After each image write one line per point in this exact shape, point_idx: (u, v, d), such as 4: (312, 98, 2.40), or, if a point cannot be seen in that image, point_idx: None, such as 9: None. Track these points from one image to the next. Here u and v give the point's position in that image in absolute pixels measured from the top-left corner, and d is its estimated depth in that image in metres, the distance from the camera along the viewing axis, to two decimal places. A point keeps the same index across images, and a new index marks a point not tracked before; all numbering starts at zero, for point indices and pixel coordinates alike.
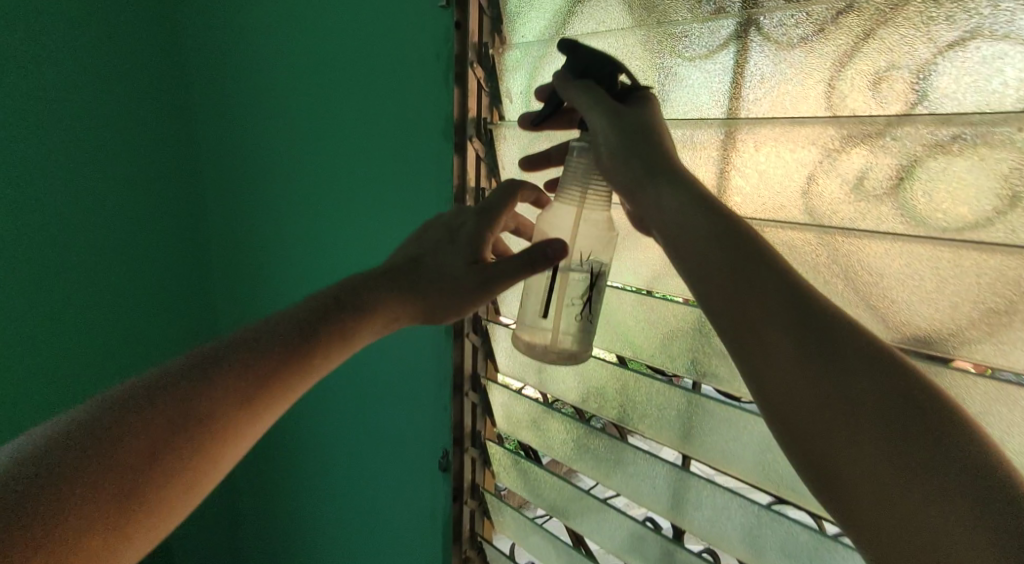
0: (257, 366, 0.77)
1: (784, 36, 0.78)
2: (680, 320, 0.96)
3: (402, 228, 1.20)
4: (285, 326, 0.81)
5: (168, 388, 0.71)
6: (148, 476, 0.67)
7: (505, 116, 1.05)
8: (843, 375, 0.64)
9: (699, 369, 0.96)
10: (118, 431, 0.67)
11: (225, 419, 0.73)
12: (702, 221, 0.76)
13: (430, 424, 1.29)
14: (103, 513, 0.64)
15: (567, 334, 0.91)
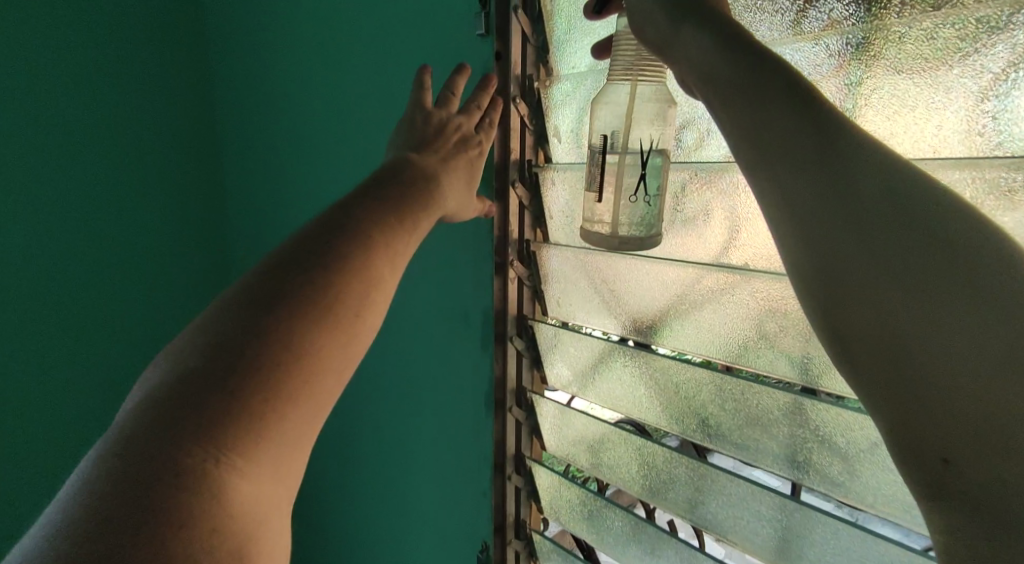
0: (344, 249, 0.58)
1: (909, 61, 0.64)
2: (778, 408, 0.80)
3: (432, 284, 1.05)
4: (359, 211, 0.62)
5: (246, 315, 0.52)
6: (271, 405, 0.50)
7: (553, 156, 0.90)
8: (906, 252, 0.50)
9: (802, 465, 0.80)
10: (220, 371, 0.49)
11: (331, 318, 0.55)
12: (740, 66, 0.58)
13: (466, 510, 1.11)
14: (242, 455, 0.48)
15: (629, 225, 0.77)
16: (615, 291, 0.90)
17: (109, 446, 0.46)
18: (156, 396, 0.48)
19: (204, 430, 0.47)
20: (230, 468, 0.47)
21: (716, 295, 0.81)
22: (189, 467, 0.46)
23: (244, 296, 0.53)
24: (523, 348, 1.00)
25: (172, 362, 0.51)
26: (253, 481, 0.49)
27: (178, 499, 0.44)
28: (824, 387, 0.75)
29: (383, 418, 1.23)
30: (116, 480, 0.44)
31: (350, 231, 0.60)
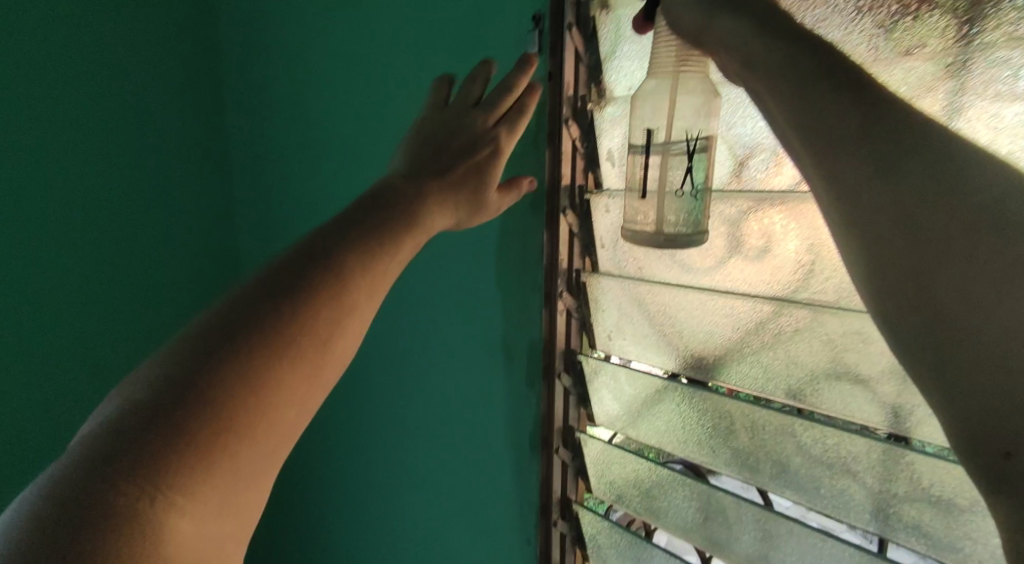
0: (309, 280, 0.53)
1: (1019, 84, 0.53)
2: (856, 452, 0.69)
3: (472, 315, 0.99)
4: (332, 238, 0.57)
5: (205, 345, 0.48)
6: (223, 440, 0.46)
7: (603, 181, 0.85)
8: (956, 232, 0.49)
9: (890, 519, 0.69)
10: (173, 401, 0.45)
11: (290, 353, 0.50)
12: (782, 50, 0.56)
13: (507, 557, 1.04)
14: (184, 494, 0.44)
15: (677, 223, 0.70)
16: (667, 323, 0.82)
17: (45, 477, 0.42)
18: (105, 424, 0.44)
19: (147, 463, 0.43)
20: (168, 508, 0.43)
21: (790, 332, 0.72)
22: (119, 506, 0.41)
23: (207, 324, 0.49)
24: (570, 385, 0.92)
25: (122, 392, 0.47)
26: (195, 521, 0.44)
27: (105, 541, 0.39)
28: (913, 435, 0.65)
29: (413, 457, 1.15)
30: (41, 514, 0.40)
31: (321, 263, 0.54)
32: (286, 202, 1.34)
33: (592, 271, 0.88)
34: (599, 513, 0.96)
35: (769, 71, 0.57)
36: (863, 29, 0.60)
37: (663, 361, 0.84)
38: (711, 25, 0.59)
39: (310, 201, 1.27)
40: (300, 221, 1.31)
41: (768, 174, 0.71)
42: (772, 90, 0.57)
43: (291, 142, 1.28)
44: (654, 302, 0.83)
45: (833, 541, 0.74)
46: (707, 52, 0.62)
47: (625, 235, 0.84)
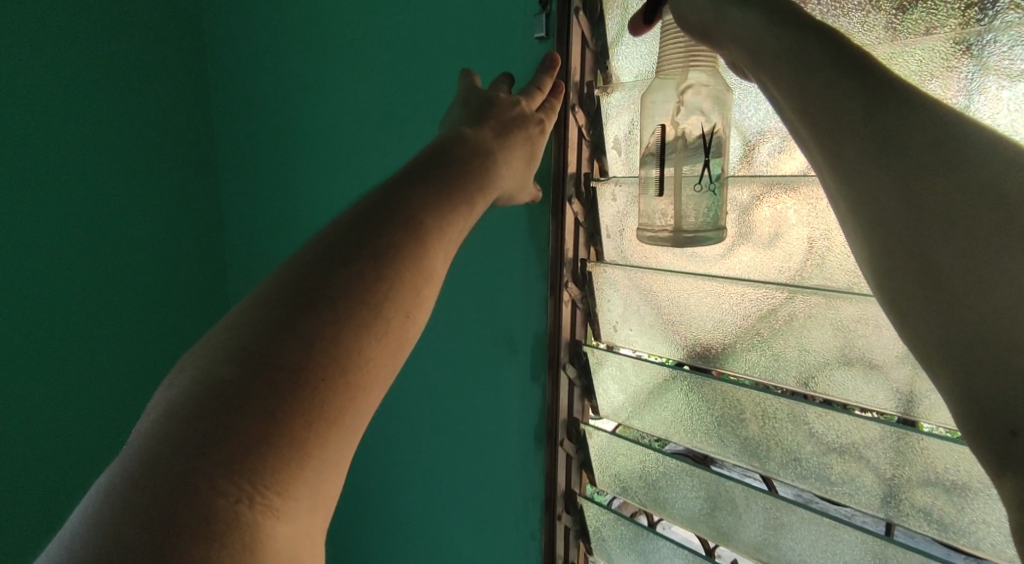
0: (396, 233, 0.43)
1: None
2: (865, 437, 0.69)
3: (474, 308, 0.98)
4: (416, 183, 0.47)
5: (285, 311, 0.39)
6: (319, 430, 0.38)
7: (608, 170, 0.84)
8: (964, 210, 0.45)
9: (899, 504, 0.68)
10: (261, 382, 0.37)
11: (385, 321, 0.41)
12: (791, 30, 0.53)
13: (510, 552, 1.03)
14: (283, 493, 0.36)
15: (696, 220, 0.68)
16: (672, 310, 0.81)
17: (123, 468, 0.35)
18: (182, 406, 0.36)
19: (241, 459, 0.35)
20: (267, 512, 0.36)
21: (799, 319, 0.71)
22: (221, 511, 0.34)
23: (286, 285, 0.40)
24: (575, 376, 0.91)
25: (194, 367, 0.38)
26: (295, 523, 0.38)
27: (203, 551, 0.33)
28: (923, 418, 0.65)
29: (414, 454, 1.14)
30: (129, 519, 0.33)
31: (409, 214, 0.44)
32: (276, 198, 1.30)
33: (597, 260, 0.87)
34: (605, 507, 0.95)
35: (775, 54, 0.54)
36: (882, 10, 0.59)
37: (668, 350, 0.83)
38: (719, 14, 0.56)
39: (301, 195, 1.23)
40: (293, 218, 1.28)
41: (779, 159, 0.70)
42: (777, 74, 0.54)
43: (280, 133, 1.25)
44: (657, 292, 0.82)
45: (843, 527, 0.73)
46: (717, 47, 0.59)
47: (631, 224, 0.83)
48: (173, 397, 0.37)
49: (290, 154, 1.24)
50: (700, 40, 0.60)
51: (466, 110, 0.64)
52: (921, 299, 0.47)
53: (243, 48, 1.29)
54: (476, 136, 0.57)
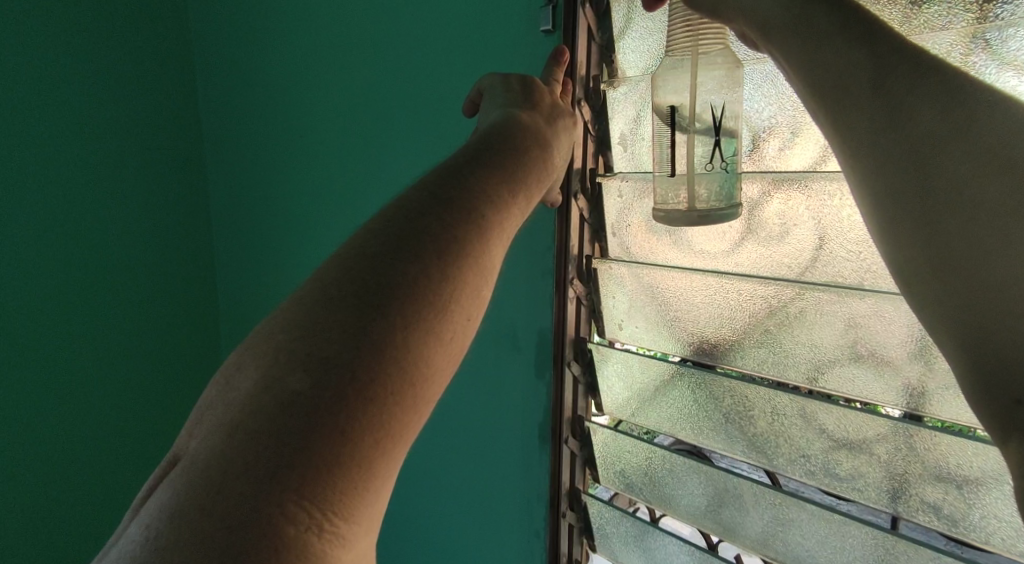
0: (461, 229, 0.41)
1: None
2: (875, 434, 0.69)
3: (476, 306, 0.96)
4: (475, 176, 0.45)
5: (352, 313, 0.37)
6: (384, 447, 0.36)
7: (613, 165, 0.83)
8: (967, 184, 0.43)
9: (906, 498, 0.68)
10: (331, 392, 0.35)
11: (448, 326, 0.39)
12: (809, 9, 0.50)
13: (514, 550, 1.02)
14: (348, 515, 0.35)
15: (709, 198, 0.66)
16: (677, 306, 0.81)
17: (191, 482, 0.34)
18: (249, 416, 0.35)
19: (310, 479, 0.34)
20: (333, 537, 0.34)
21: (809, 315, 0.71)
22: (291, 538, 0.33)
23: (348, 284, 0.38)
24: (579, 373, 0.90)
25: (253, 375, 0.36)
26: (357, 544, 0.36)
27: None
28: (931, 414, 0.65)
29: (417, 453, 1.13)
30: (199, 543, 0.32)
31: (472, 211, 0.42)
32: (259, 197, 1.24)
33: (601, 256, 0.86)
34: (607, 503, 0.94)
35: (784, 26, 0.51)
36: (897, 3, 0.59)
37: (672, 347, 0.83)
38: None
39: (287, 192, 1.18)
40: (278, 218, 1.22)
41: (788, 154, 0.69)
42: (785, 49, 0.52)
43: (266, 126, 1.19)
44: (661, 287, 0.81)
45: (853, 523, 0.72)
46: (728, 22, 0.56)
47: (635, 219, 0.82)
48: (239, 405, 0.35)
49: (278, 148, 1.18)
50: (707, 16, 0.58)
51: (510, 94, 0.60)
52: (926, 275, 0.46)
53: (222, 39, 1.22)
54: (529, 122, 0.54)
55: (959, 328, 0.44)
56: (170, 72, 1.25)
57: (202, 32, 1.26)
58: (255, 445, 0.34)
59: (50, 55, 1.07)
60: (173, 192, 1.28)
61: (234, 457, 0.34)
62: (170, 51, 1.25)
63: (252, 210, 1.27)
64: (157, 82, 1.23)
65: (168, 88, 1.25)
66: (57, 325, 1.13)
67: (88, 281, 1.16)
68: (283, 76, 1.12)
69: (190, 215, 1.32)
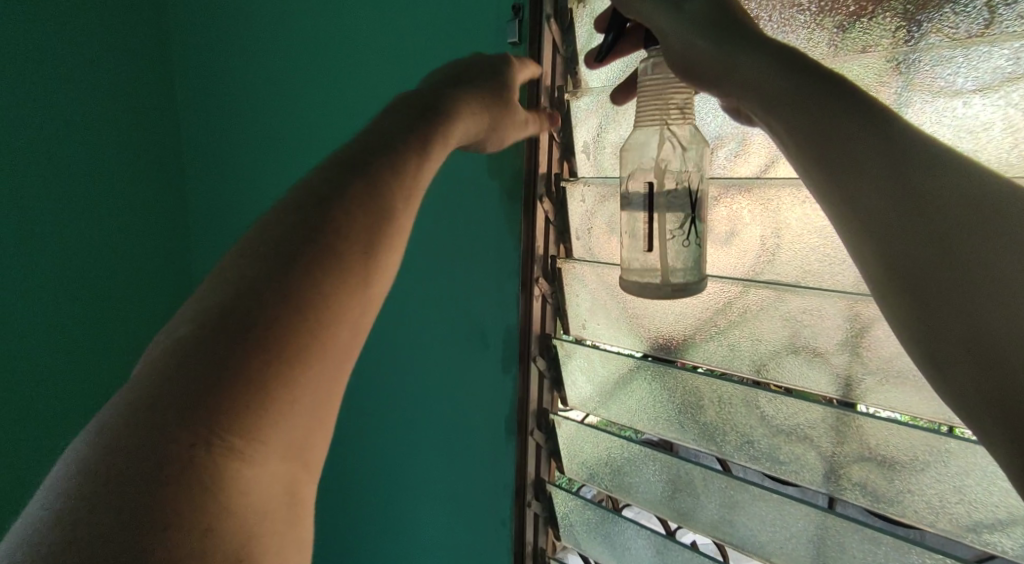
0: (365, 192, 0.46)
1: (960, 84, 0.60)
2: (809, 419, 0.75)
3: (449, 303, 1.01)
4: (389, 146, 0.50)
5: (263, 268, 0.42)
6: (288, 382, 0.41)
7: (578, 171, 0.89)
8: (971, 244, 0.50)
9: (840, 480, 0.74)
10: (234, 331, 0.40)
11: (351, 275, 0.44)
12: (808, 82, 0.57)
13: (482, 542, 1.06)
14: (252, 439, 0.40)
15: (686, 273, 0.71)
16: (635, 303, 0.86)
17: (116, 417, 0.39)
18: (164, 359, 0.40)
19: (218, 408, 0.39)
20: (241, 459, 0.40)
21: (753, 312, 0.76)
22: (199, 458, 0.38)
23: (260, 243, 0.44)
24: (545, 368, 0.95)
25: (180, 322, 0.42)
26: (271, 467, 0.42)
27: (177, 490, 0.38)
28: (860, 401, 0.71)
29: (391, 446, 1.17)
30: (121, 456, 0.38)
31: (368, 171, 0.47)
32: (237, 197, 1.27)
33: (567, 257, 0.91)
34: (572, 493, 0.99)
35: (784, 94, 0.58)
36: (825, 29, 0.65)
37: (631, 342, 0.88)
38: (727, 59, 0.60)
39: None
40: None
41: (736, 163, 0.75)
42: (787, 118, 0.59)
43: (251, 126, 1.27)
44: (621, 287, 0.86)
45: (790, 503, 0.78)
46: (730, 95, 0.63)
47: (598, 223, 0.88)
48: (166, 345, 0.41)
49: (266, 151, 1.26)
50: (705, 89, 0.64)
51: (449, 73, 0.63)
52: (925, 321, 0.52)
53: (213, 50, 1.32)
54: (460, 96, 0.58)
55: (965, 370, 0.50)
56: (156, 81, 1.39)
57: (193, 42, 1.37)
58: (171, 377, 0.40)
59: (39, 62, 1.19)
60: (151, 190, 1.41)
61: (156, 386, 0.40)
62: (155, 62, 1.38)
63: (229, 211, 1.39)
64: (144, 90, 1.37)
65: (150, 94, 1.38)
66: (30, 309, 1.23)
67: (65, 269, 1.28)
68: (268, 84, 1.22)
69: (167, 212, 1.44)
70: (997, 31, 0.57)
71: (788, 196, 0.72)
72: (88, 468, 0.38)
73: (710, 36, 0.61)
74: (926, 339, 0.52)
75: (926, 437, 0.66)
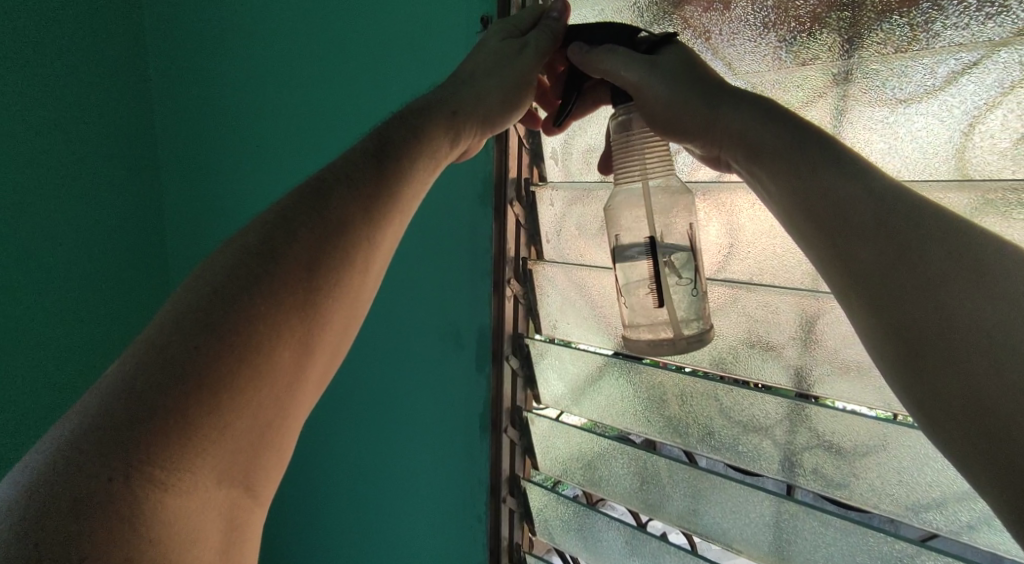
0: (322, 242, 0.53)
1: (890, 94, 0.64)
2: (765, 411, 0.79)
3: (424, 304, 1.04)
4: (343, 194, 0.56)
5: (215, 304, 0.47)
6: (229, 409, 0.46)
7: (547, 175, 0.92)
8: (947, 282, 0.47)
9: (795, 468, 0.78)
10: (176, 370, 0.44)
11: (295, 316, 0.50)
12: (779, 134, 0.59)
13: (458, 537, 1.08)
14: (181, 476, 0.44)
15: (690, 320, 0.69)
16: (602, 302, 0.89)
17: (55, 448, 0.42)
18: (102, 395, 0.44)
19: (164, 430, 0.43)
20: (179, 478, 0.43)
21: (712, 309, 0.80)
22: (141, 475, 0.42)
23: (208, 286, 0.48)
24: (518, 366, 0.98)
25: (137, 346, 0.46)
26: (207, 487, 0.45)
27: (107, 523, 0.40)
28: (813, 391, 0.75)
29: (369, 445, 1.19)
30: (75, 466, 0.41)
31: (324, 223, 0.53)
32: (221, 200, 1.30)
33: (538, 259, 0.95)
34: (547, 489, 1.02)
35: (762, 145, 0.60)
36: (769, 43, 0.69)
37: (600, 341, 0.91)
38: (708, 111, 0.63)
39: None
40: None
41: (695, 167, 0.80)
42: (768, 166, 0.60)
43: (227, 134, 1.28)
44: (589, 287, 0.90)
45: (750, 491, 0.81)
46: (713, 140, 0.65)
47: (566, 225, 0.91)
48: (126, 366, 0.45)
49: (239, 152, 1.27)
50: (690, 140, 0.67)
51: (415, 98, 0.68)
52: (909, 367, 0.48)
53: (196, 61, 1.38)
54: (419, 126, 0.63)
55: (949, 409, 0.46)
56: (129, 91, 1.46)
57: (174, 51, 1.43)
58: (126, 397, 0.43)
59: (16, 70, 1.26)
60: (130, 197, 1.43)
61: (110, 404, 0.43)
62: (124, 74, 1.44)
63: (204, 213, 1.45)
64: (118, 99, 1.44)
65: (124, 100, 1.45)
66: None
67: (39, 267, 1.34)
68: (247, 91, 1.27)
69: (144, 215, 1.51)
70: (918, 47, 0.62)
71: (741, 199, 0.76)
72: (46, 474, 0.41)
73: (686, 90, 0.64)
74: (909, 380, 0.48)
75: (871, 422, 0.71)
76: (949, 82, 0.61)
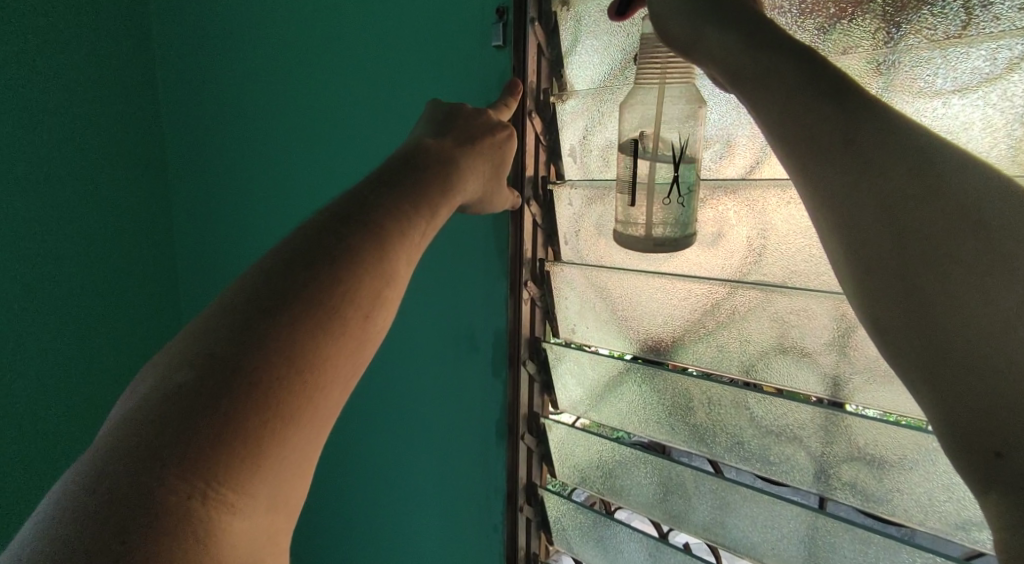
0: (360, 239, 0.47)
1: (940, 84, 0.60)
2: (797, 419, 0.75)
3: (438, 306, 1.00)
4: (383, 195, 0.51)
5: (247, 316, 0.42)
6: (275, 431, 0.41)
7: (565, 173, 0.88)
8: (949, 241, 0.45)
9: (828, 478, 0.74)
10: (218, 378, 0.40)
11: (339, 321, 0.44)
12: (762, 55, 0.53)
13: (474, 545, 1.05)
14: (234, 490, 0.39)
15: (666, 226, 0.70)
16: (624, 305, 0.86)
17: (81, 485, 0.38)
18: (132, 426, 0.39)
19: (195, 456, 0.38)
20: (224, 507, 0.39)
21: (742, 312, 0.76)
22: (175, 507, 0.37)
23: (248, 294, 0.44)
24: (535, 371, 0.94)
25: (164, 369, 0.42)
26: (255, 518, 0.41)
27: (156, 545, 0.36)
28: (849, 400, 0.71)
29: (381, 450, 1.16)
30: (104, 508, 0.36)
31: (371, 224, 0.48)
32: (232, 199, 1.28)
33: (555, 260, 0.91)
34: (565, 497, 0.98)
35: (742, 62, 0.54)
36: (807, 29, 0.65)
37: (622, 345, 0.88)
38: (696, 37, 0.57)
39: (257, 193, 1.23)
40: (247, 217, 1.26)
41: (722, 164, 0.75)
42: (753, 92, 0.54)
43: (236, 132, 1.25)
44: (610, 288, 0.86)
45: (780, 503, 0.78)
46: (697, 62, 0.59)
47: (586, 225, 0.87)
48: (161, 392, 0.40)
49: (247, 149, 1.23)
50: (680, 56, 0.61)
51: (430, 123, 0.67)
52: (889, 314, 0.47)
53: None
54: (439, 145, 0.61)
55: (924, 365, 0.45)
56: None
57: (164, 47, 1.33)
58: (158, 429, 0.39)
59: (11, 65, 1.13)
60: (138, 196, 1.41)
61: (141, 436, 0.39)
62: None
63: (206, 218, 1.35)
64: (123, 97, 1.30)
65: (129, 100, 1.32)
66: None
67: (38, 280, 1.21)
68: (247, 89, 1.18)
69: None
70: (975, 33, 0.58)
71: (772, 196, 0.72)
72: (71, 519, 0.36)
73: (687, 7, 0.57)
74: (887, 324, 0.47)
75: (915, 435, 0.67)
76: (1009, 71, 0.57)
